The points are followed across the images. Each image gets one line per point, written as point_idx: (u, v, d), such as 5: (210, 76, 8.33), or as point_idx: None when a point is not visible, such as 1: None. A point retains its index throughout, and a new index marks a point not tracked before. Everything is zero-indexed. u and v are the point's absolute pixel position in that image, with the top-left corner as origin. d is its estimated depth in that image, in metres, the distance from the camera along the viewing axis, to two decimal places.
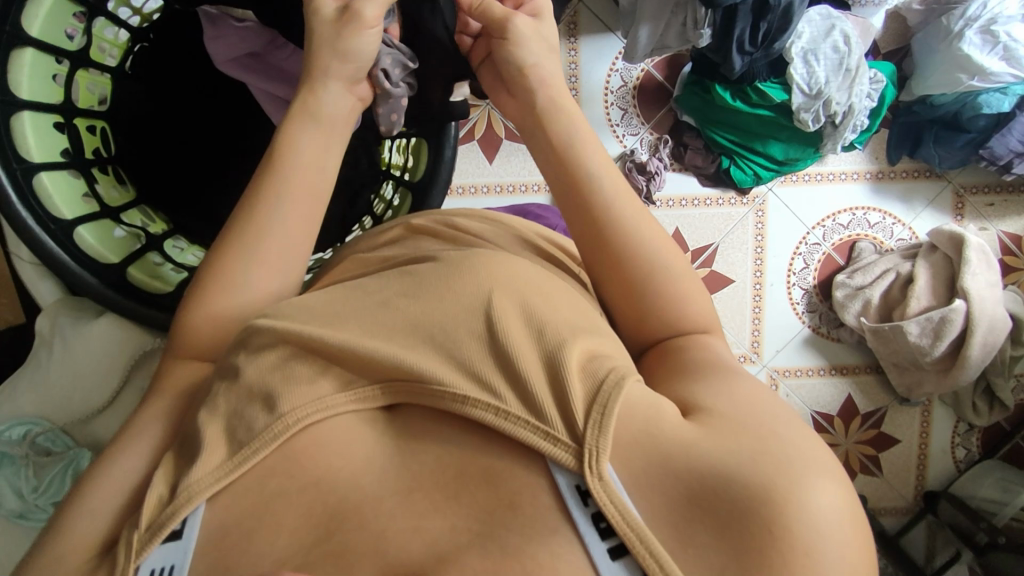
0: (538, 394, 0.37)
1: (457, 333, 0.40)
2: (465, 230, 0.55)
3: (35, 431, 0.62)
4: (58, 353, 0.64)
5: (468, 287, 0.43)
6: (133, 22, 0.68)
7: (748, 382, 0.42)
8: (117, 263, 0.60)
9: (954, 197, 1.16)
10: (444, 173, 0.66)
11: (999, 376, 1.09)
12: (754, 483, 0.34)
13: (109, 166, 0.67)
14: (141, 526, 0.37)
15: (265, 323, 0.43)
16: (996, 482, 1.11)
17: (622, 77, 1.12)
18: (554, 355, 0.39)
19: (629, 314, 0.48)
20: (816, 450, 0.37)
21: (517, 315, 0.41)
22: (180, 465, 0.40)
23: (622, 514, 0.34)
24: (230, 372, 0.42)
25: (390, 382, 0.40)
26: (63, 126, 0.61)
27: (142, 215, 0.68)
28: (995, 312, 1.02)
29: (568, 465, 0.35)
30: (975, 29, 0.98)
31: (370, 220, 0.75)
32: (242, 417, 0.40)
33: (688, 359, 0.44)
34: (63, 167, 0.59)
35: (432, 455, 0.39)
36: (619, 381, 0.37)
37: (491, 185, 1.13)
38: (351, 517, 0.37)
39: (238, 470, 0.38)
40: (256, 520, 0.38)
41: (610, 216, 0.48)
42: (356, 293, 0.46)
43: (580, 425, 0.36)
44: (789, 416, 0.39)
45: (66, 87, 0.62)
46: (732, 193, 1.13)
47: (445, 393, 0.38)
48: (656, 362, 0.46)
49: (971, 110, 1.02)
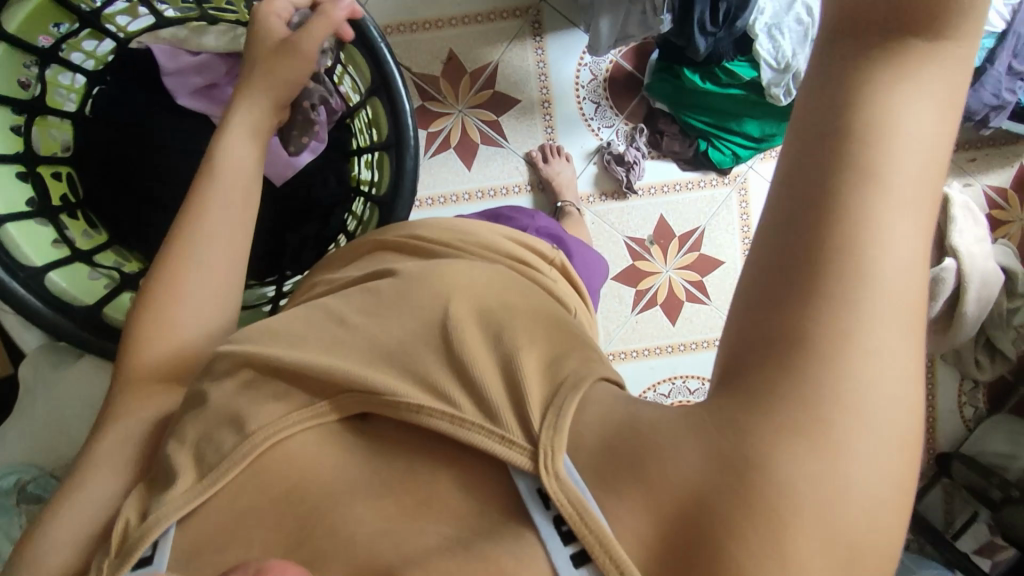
0: (493, 396, 0.36)
1: (416, 349, 0.41)
2: (432, 240, 0.55)
3: (26, 480, 0.62)
4: (41, 397, 0.65)
5: (425, 297, 0.44)
6: (88, 66, 0.72)
7: (895, 270, 0.27)
8: (92, 304, 0.61)
9: None
10: (407, 186, 0.65)
11: (998, 329, 1.09)
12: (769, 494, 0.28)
13: (78, 211, 0.70)
14: (112, 553, 0.39)
15: (226, 348, 0.44)
16: (1004, 435, 1.11)
17: (591, 71, 1.14)
18: (511, 356, 0.38)
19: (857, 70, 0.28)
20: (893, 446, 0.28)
21: (473, 318, 0.41)
22: (151, 493, 0.42)
23: (581, 516, 0.32)
24: (196, 398, 0.44)
25: (346, 397, 0.40)
26: (26, 174, 0.65)
27: (117, 256, 0.69)
28: (988, 267, 1.01)
29: (525, 467, 0.34)
30: None
31: (344, 239, 0.73)
32: (211, 440, 0.41)
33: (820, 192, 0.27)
34: (28, 215, 0.62)
35: (402, 459, 0.38)
36: (577, 381, 0.36)
37: (473, 191, 1.13)
38: (322, 522, 0.38)
39: (206, 492, 0.39)
40: (227, 537, 0.39)
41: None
42: (314, 315, 0.46)
43: (535, 425, 0.34)
44: (898, 369, 0.27)
45: (25, 136, 0.66)
46: (713, 174, 1.14)
47: (401, 403, 0.38)
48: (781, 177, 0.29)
49: None
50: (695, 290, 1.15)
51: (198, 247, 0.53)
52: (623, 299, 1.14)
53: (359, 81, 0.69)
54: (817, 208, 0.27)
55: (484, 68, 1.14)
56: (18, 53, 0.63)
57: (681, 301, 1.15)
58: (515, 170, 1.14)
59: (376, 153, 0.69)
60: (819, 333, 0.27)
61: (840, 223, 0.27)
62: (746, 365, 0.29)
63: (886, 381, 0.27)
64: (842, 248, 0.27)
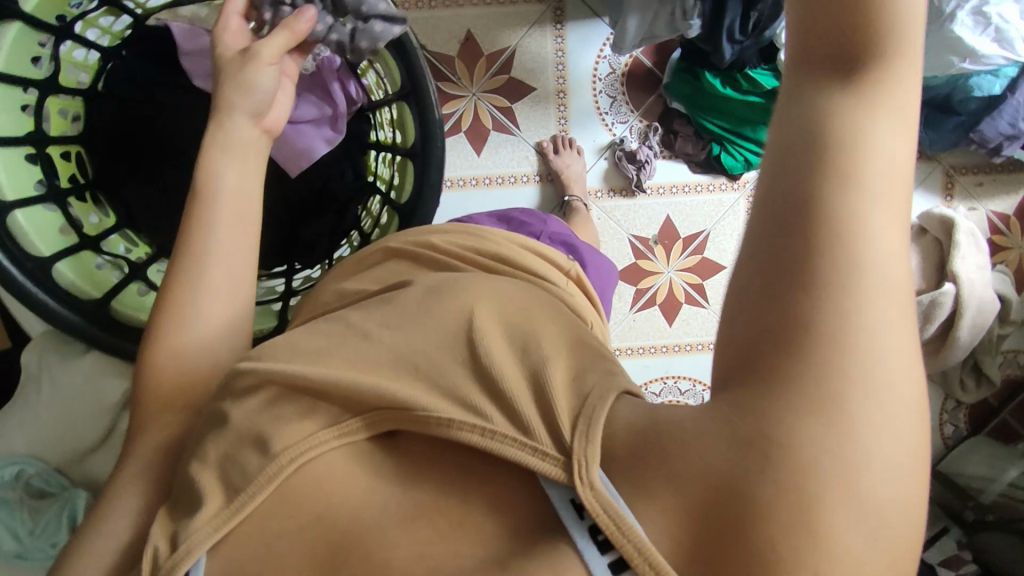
0: (520, 407, 0.35)
1: (443, 361, 0.39)
2: (444, 252, 0.54)
3: (29, 472, 0.73)
4: (46, 390, 0.76)
5: (450, 311, 0.42)
6: (104, 42, 0.76)
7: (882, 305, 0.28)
8: (100, 297, 0.69)
9: (944, 177, 1.16)
10: (430, 201, 0.66)
11: (987, 354, 1.11)
12: (783, 470, 0.28)
13: (87, 191, 0.76)
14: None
15: (247, 365, 0.43)
16: (984, 456, 1.14)
17: (611, 64, 1.11)
18: (538, 369, 0.36)
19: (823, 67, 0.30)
20: (906, 429, 0.28)
21: (497, 327, 0.40)
22: (178, 517, 0.41)
23: (618, 525, 0.31)
24: (220, 415, 0.43)
25: (373, 413, 0.39)
26: (36, 155, 0.69)
27: (124, 240, 0.76)
28: (984, 295, 1.02)
29: (557, 478, 0.33)
30: (967, 9, 0.94)
31: (357, 235, 0.75)
32: (237, 461, 0.41)
33: (808, 188, 0.29)
34: (37, 201, 0.67)
35: (432, 484, 0.38)
36: (605, 392, 0.34)
37: (480, 178, 1.12)
38: (355, 549, 0.37)
39: (234, 517, 0.39)
40: (262, 563, 0.38)
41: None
42: (336, 331, 0.45)
43: (566, 436, 0.33)
44: (900, 344, 0.28)
45: (37, 116, 0.70)
46: (723, 178, 1.13)
47: (430, 418, 0.37)
48: (769, 183, 0.30)
49: (962, 93, 1.01)
50: (694, 293, 1.15)
51: (216, 250, 0.53)
52: (622, 296, 1.15)
53: (388, 79, 0.68)
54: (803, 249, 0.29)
55: (501, 52, 1.11)
56: (35, 32, 0.66)
57: (680, 302, 1.15)
58: (525, 159, 1.12)
59: (398, 158, 0.70)
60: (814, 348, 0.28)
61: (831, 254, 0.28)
62: (750, 354, 0.30)
63: (889, 381, 0.28)
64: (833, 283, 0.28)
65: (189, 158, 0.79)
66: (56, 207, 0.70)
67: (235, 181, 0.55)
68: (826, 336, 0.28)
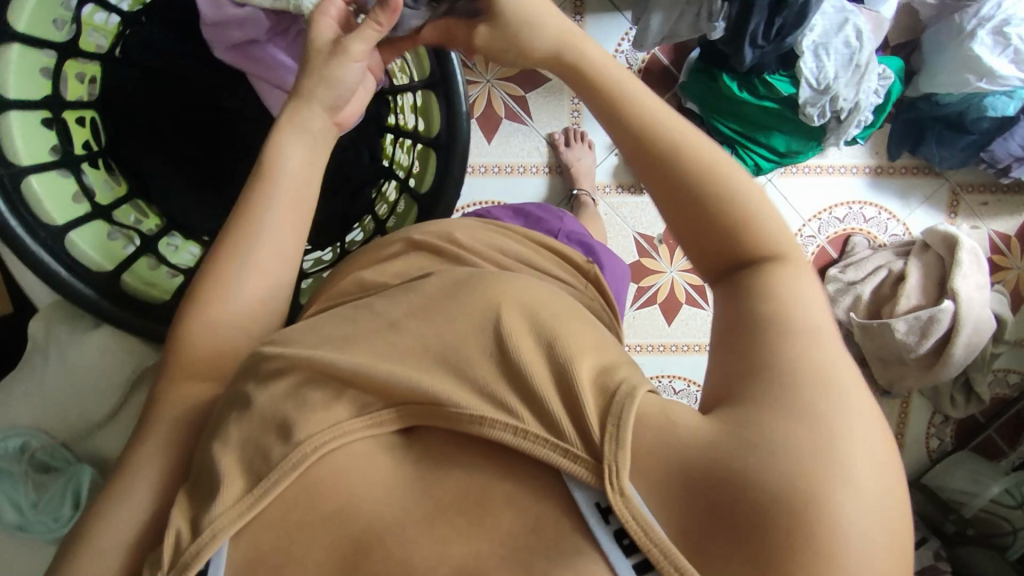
0: (551, 407, 0.36)
1: (468, 352, 0.40)
2: (467, 246, 0.54)
3: (33, 445, 0.73)
4: (53, 360, 0.75)
5: (476, 307, 0.42)
6: (124, 7, 0.76)
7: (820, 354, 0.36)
8: (111, 271, 0.68)
9: (949, 195, 1.17)
10: (450, 193, 0.65)
11: (979, 372, 1.12)
12: (775, 469, 0.32)
13: (98, 157, 0.74)
14: (167, 565, 0.38)
15: (274, 349, 0.44)
16: (967, 472, 1.16)
17: (628, 59, 1.10)
18: (566, 367, 0.37)
19: (717, 264, 0.43)
20: (873, 442, 0.33)
21: (525, 325, 0.40)
22: (198, 502, 0.41)
23: (645, 531, 0.33)
24: (242, 401, 0.43)
25: (405, 405, 0.40)
26: (51, 120, 0.68)
27: (135, 210, 0.75)
28: (982, 313, 1.03)
29: (587, 481, 0.34)
30: (987, 29, 0.95)
31: (371, 219, 0.76)
32: (259, 447, 0.40)
33: (750, 314, 0.39)
34: (52, 167, 0.66)
35: (454, 479, 0.38)
36: (630, 392, 0.36)
37: (489, 165, 1.11)
38: (378, 549, 0.37)
39: (257, 505, 0.39)
40: (283, 556, 0.38)
41: (723, 182, 0.43)
42: (361, 319, 0.46)
43: (597, 438, 0.34)
44: (844, 375, 0.36)
45: (54, 80, 0.68)
46: None
47: (464, 414, 0.38)
48: (723, 318, 0.41)
49: (975, 112, 1.01)
50: (695, 294, 1.16)
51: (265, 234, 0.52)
52: None
53: (416, 65, 0.67)
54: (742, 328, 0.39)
55: None
56: None
57: (680, 302, 1.15)
58: (536, 150, 1.12)
59: (419, 145, 0.70)
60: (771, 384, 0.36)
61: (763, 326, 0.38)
62: (730, 390, 0.37)
63: (844, 400, 0.34)
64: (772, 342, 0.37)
65: (207, 134, 0.80)
66: (71, 175, 0.69)
67: (301, 165, 0.54)
68: (783, 380, 0.35)
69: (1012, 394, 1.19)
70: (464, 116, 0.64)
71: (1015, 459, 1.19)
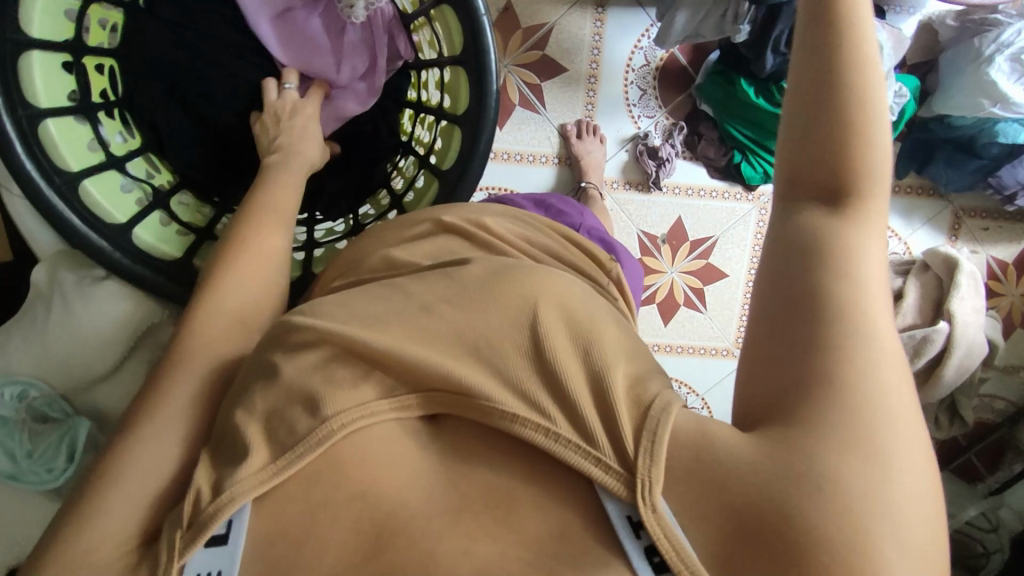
0: (587, 416, 0.38)
1: (502, 345, 0.41)
2: (500, 236, 0.53)
3: (32, 395, 0.73)
4: (58, 309, 0.73)
5: (512, 298, 0.43)
6: None
7: (886, 370, 0.36)
8: (124, 223, 0.67)
9: (952, 219, 1.17)
10: (474, 171, 0.64)
11: (966, 396, 1.13)
12: (818, 502, 0.34)
13: (116, 108, 0.74)
14: (184, 527, 0.40)
15: (301, 320, 0.44)
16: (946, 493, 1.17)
17: (645, 56, 1.10)
18: (602, 374, 0.39)
19: (810, 192, 0.40)
20: (917, 480, 0.34)
21: (562, 325, 0.41)
22: (221, 467, 0.42)
23: (676, 550, 0.35)
24: (268, 371, 0.44)
25: (432, 393, 0.42)
26: (71, 65, 0.67)
27: (148, 164, 0.75)
28: (975, 338, 1.03)
29: (620, 495, 0.36)
30: (1004, 56, 0.95)
31: (386, 192, 0.81)
32: (284, 418, 0.42)
33: (815, 299, 0.37)
34: (70, 113, 0.66)
35: (481, 477, 0.41)
36: (665, 407, 0.38)
37: (499, 151, 1.10)
38: (398, 534, 0.39)
39: (280, 474, 0.40)
40: (305, 533, 0.40)
41: (858, 149, 0.39)
42: (394, 298, 0.46)
43: (630, 452, 0.36)
44: (900, 402, 0.36)
45: (76, 23, 0.67)
46: (739, 187, 1.13)
47: (495, 409, 0.40)
48: (779, 272, 0.40)
49: (987, 136, 1.02)
50: (693, 297, 1.16)
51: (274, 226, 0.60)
52: None
53: (445, 41, 0.66)
54: (811, 320, 0.37)
55: (539, 27, 1.09)
56: None
57: (678, 304, 1.16)
58: (547, 140, 1.11)
59: (443, 122, 0.69)
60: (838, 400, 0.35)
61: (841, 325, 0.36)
62: (775, 405, 0.37)
63: (897, 429, 0.35)
64: (844, 350, 0.36)
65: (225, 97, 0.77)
66: (86, 122, 0.68)
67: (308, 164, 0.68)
68: (832, 393, 0.35)
69: (996, 420, 1.20)
70: (495, 95, 0.62)
71: (992, 484, 1.20)
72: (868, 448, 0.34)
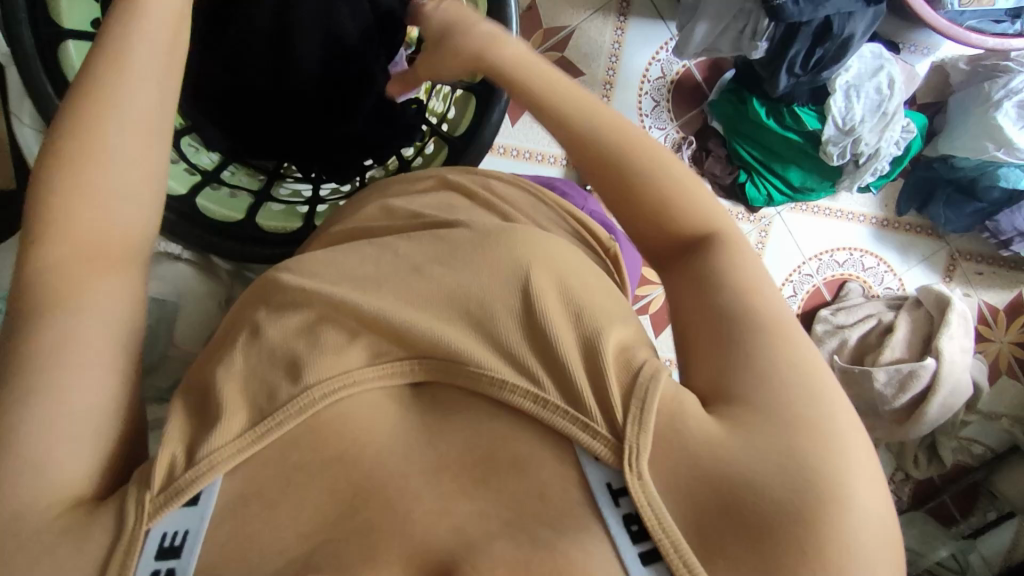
0: (581, 386, 0.38)
1: (494, 309, 0.41)
2: (500, 195, 0.55)
3: None
4: None
5: (504, 261, 0.43)
6: None
7: (801, 352, 0.39)
8: None
9: (947, 259, 1.19)
10: (485, 136, 0.65)
11: (946, 436, 1.13)
12: (784, 484, 0.34)
13: None
14: (155, 489, 0.36)
15: (289, 279, 0.44)
16: (919, 532, 1.15)
17: (662, 68, 1.12)
18: (593, 340, 0.39)
19: (667, 254, 0.45)
20: (861, 453, 0.36)
21: (555, 292, 0.41)
22: (195, 428, 0.39)
23: (658, 517, 0.35)
24: (250, 328, 0.43)
25: (426, 359, 0.41)
26: None
27: None
28: (961, 378, 1.04)
29: (606, 460, 0.36)
30: (1013, 101, 0.97)
31: (396, 162, 0.79)
32: (265, 381, 0.40)
33: (718, 311, 0.40)
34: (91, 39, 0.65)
35: (460, 436, 0.40)
36: (654, 373, 0.38)
37: (509, 147, 1.10)
38: (377, 495, 0.38)
39: (257, 445, 0.38)
40: (277, 493, 0.38)
41: (663, 179, 0.44)
42: (384, 259, 0.46)
43: (619, 418, 0.36)
44: (836, 388, 0.38)
45: None
46: (742, 208, 1.13)
47: (482, 375, 0.39)
48: (691, 300, 0.42)
49: (988, 179, 1.04)
50: None
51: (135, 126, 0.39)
52: None
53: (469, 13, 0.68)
54: (717, 322, 0.40)
55: (560, 29, 1.10)
56: None
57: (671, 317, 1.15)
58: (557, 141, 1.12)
59: (459, 92, 0.70)
60: (775, 393, 0.37)
61: (746, 320, 0.39)
62: (720, 389, 0.38)
63: (840, 415, 0.37)
64: (758, 335, 0.38)
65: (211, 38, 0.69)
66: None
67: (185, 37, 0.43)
68: (763, 383, 0.37)
69: (974, 464, 1.20)
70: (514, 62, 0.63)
71: (964, 529, 1.20)
72: (822, 434, 0.36)
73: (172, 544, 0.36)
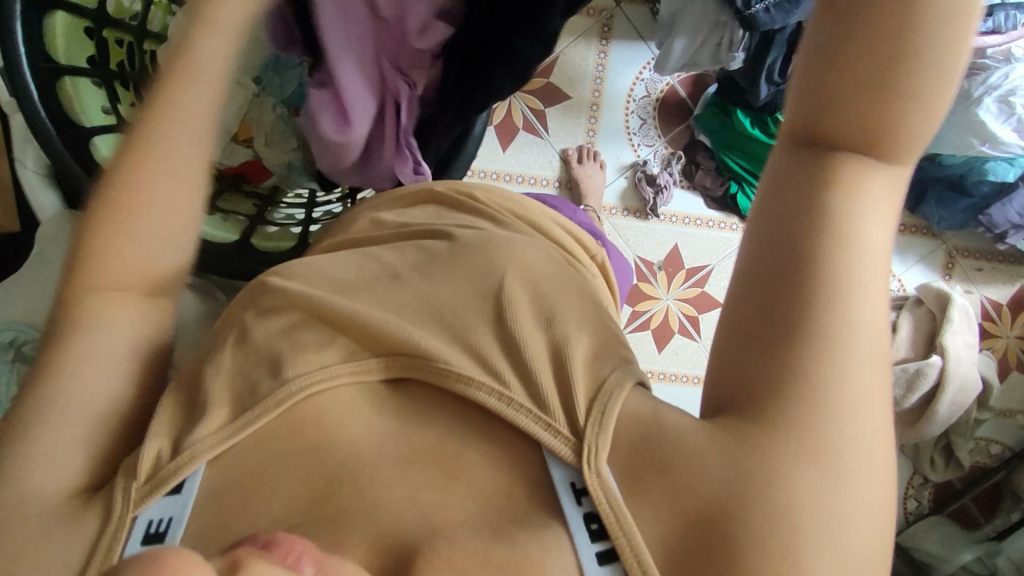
0: (543, 386, 0.38)
1: (466, 315, 0.42)
2: (482, 203, 0.56)
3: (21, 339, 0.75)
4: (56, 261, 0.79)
5: (481, 270, 0.45)
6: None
7: (872, 384, 0.29)
8: None
9: (945, 257, 1.19)
10: (467, 152, 0.77)
11: (960, 437, 1.12)
12: (771, 506, 0.31)
13: (131, 84, 0.78)
14: (141, 479, 0.38)
15: (273, 283, 0.45)
16: (943, 537, 1.12)
17: (647, 88, 1.15)
18: (562, 346, 0.39)
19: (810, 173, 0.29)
20: (876, 502, 0.30)
21: (527, 296, 0.43)
22: (181, 424, 0.41)
23: (618, 519, 0.34)
24: (238, 332, 0.44)
25: (394, 356, 0.41)
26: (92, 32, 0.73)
27: None
28: (969, 372, 1.03)
29: (566, 459, 0.36)
30: (993, 97, 0.98)
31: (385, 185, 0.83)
32: (248, 378, 0.42)
33: (810, 315, 0.29)
34: (87, 74, 0.71)
35: (433, 431, 0.40)
36: (621, 381, 0.38)
37: (502, 173, 1.13)
38: (349, 482, 0.38)
39: (239, 433, 0.40)
40: (253, 483, 0.39)
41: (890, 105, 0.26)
42: (367, 265, 0.48)
43: (580, 420, 0.36)
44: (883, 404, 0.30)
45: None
46: (734, 218, 1.15)
47: (444, 370, 0.40)
48: (774, 226, 0.30)
49: (977, 174, 1.05)
50: (689, 326, 1.14)
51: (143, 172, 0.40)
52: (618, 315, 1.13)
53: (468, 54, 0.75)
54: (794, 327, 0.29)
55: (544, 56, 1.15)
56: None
57: (672, 331, 1.14)
58: (548, 164, 1.13)
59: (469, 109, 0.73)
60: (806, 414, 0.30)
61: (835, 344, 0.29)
62: (744, 393, 0.32)
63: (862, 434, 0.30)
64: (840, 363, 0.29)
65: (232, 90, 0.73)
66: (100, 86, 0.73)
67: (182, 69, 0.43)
68: (806, 401, 0.30)
69: (992, 464, 1.16)
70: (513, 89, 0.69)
71: (989, 532, 1.14)
72: (834, 467, 0.30)
73: (157, 530, 0.38)
